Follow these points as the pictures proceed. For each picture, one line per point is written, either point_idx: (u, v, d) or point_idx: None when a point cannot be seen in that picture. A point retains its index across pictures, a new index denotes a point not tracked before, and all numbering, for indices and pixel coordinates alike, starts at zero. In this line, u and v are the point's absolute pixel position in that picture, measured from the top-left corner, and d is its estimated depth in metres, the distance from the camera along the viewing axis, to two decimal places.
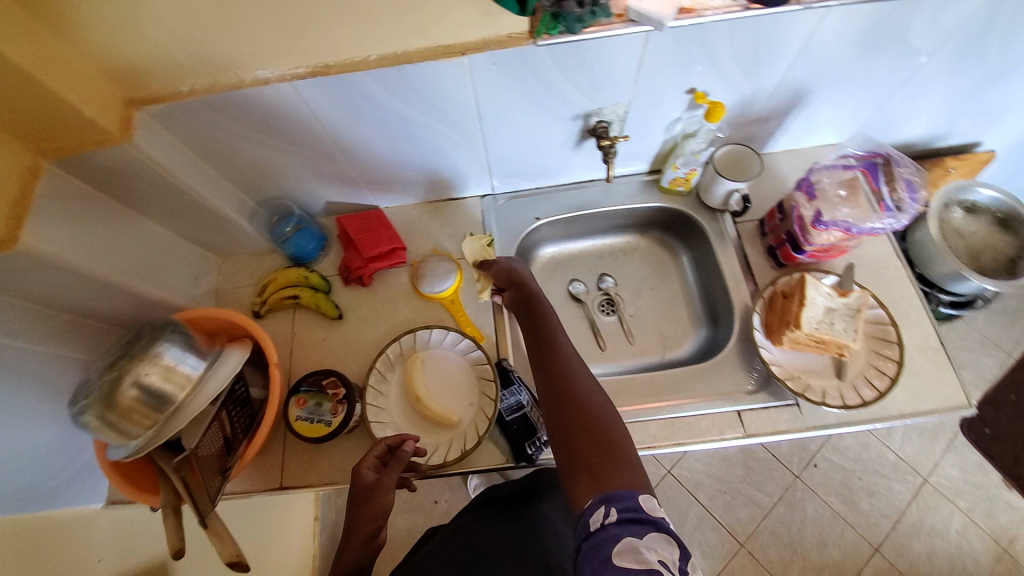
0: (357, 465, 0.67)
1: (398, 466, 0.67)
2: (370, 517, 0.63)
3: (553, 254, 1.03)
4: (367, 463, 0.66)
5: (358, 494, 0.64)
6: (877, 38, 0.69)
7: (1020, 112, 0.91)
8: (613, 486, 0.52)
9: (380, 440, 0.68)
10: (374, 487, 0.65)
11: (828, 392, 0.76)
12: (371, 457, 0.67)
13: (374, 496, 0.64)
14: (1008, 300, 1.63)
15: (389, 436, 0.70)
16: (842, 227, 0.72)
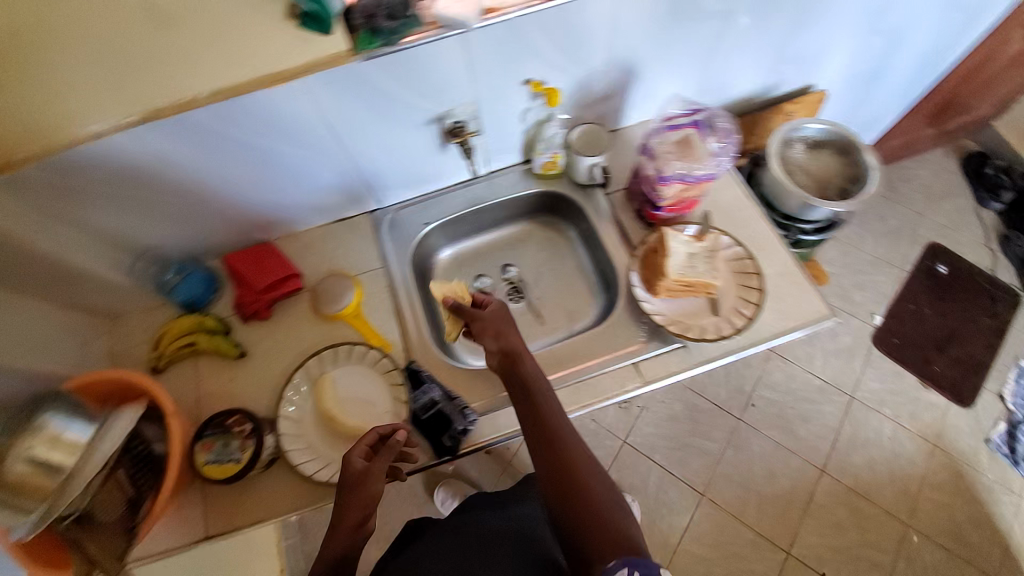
0: (347, 453, 0.69)
1: (389, 455, 0.68)
2: (359, 505, 0.65)
3: (454, 255, 1.06)
4: (357, 453, 0.68)
5: (350, 482, 0.66)
6: (670, 10, 0.79)
7: (829, 53, 1.05)
8: (632, 553, 0.55)
9: (371, 429, 0.70)
10: (363, 475, 0.66)
11: (708, 329, 0.83)
12: (362, 445, 0.69)
13: (363, 484, 0.66)
14: (889, 222, 1.83)
15: (382, 426, 0.71)
16: (679, 179, 0.80)
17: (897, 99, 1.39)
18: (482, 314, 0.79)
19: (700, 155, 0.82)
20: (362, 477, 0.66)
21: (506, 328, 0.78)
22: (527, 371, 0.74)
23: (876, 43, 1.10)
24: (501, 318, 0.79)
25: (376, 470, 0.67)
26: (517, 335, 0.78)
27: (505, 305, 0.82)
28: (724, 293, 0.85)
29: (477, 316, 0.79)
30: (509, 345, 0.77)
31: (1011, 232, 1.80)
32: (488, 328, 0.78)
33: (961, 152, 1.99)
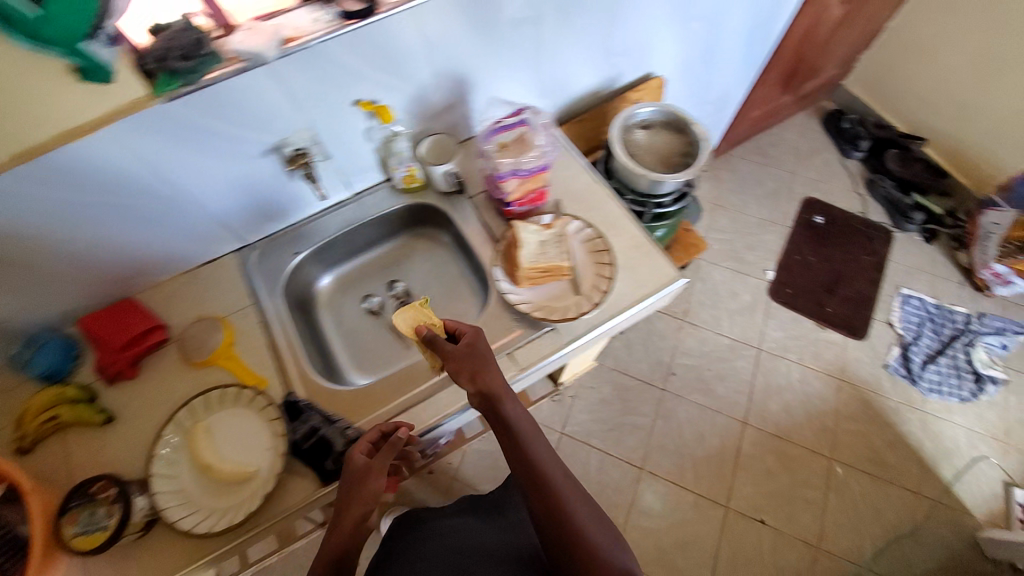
0: (351, 450, 0.72)
1: (389, 452, 0.70)
2: (361, 500, 0.67)
3: (336, 281, 1.06)
4: (359, 449, 0.72)
5: (353, 476, 0.68)
6: (482, 20, 0.85)
7: (653, 47, 1.20)
8: None
9: (375, 427, 0.75)
10: (365, 470, 0.69)
11: (571, 309, 0.87)
12: (365, 442, 0.73)
13: (367, 479, 0.68)
14: (767, 185, 2.09)
15: (385, 423, 0.76)
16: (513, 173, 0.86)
17: (739, 75, 1.57)
18: (456, 350, 0.75)
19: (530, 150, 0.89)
20: (364, 472, 0.68)
21: (478, 368, 0.73)
22: (508, 412, 0.71)
23: (698, 29, 1.25)
24: (473, 353, 0.75)
25: (377, 464, 0.69)
26: (493, 372, 0.74)
27: (480, 332, 0.78)
28: (583, 273, 0.91)
29: (450, 355, 0.75)
30: (486, 384, 0.73)
31: (875, 175, 2.05)
32: (463, 369, 0.74)
33: (821, 115, 2.24)
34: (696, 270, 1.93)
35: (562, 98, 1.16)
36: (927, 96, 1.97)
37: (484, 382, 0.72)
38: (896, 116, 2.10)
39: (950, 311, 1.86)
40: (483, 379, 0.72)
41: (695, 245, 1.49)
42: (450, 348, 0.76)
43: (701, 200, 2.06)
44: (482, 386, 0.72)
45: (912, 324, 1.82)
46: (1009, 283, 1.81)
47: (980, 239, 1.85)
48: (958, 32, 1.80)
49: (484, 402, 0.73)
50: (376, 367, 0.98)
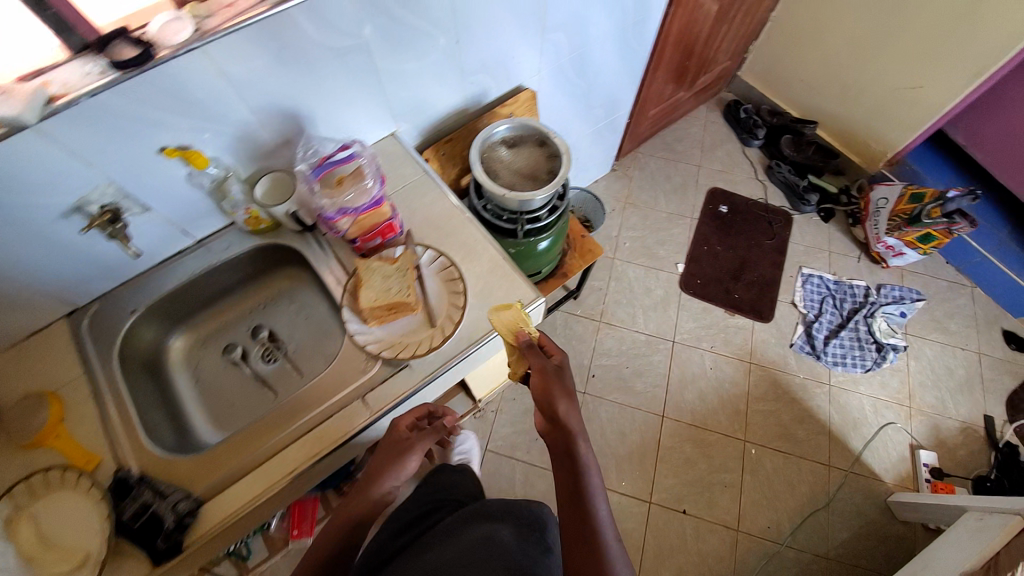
0: (399, 421, 0.85)
1: (430, 433, 0.82)
2: (390, 474, 0.80)
3: (191, 333, 1.01)
4: (405, 423, 0.83)
5: (397, 443, 0.82)
6: (293, 54, 0.81)
7: (512, 61, 1.19)
8: None
9: (424, 406, 0.86)
10: (406, 444, 0.81)
11: (423, 343, 0.85)
12: (411, 418, 0.84)
13: (404, 451, 0.81)
14: (674, 179, 2.13)
15: (433, 405, 0.87)
16: (340, 213, 0.84)
17: (621, 75, 1.58)
18: (539, 366, 0.80)
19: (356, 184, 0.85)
20: (404, 444, 0.81)
21: (557, 398, 0.77)
22: (580, 452, 0.74)
23: (561, 38, 1.24)
24: (558, 378, 0.79)
25: (415, 441, 0.82)
26: (575, 411, 0.78)
27: (569, 361, 0.82)
28: (438, 304, 0.89)
29: (538, 368, 0.81)
30: (562, 413, 0.77)
31: (773, 161, 2.12)
32: (546, 389, 0.78)
33: (722, 106, 2.29)
34: (611, 270, 1.96)
35: (424, 119, 1.14)
36: (815, 79, 2.01)
37: (563, 413, 0.76)
38: (790, 101, 2.16)
39: (849, 285, 1.94)
40: (562, 409, 0.77)
41: (591, 250, 1.48)
42: (542, 362, 0.81)
43: (612, 199, 2.08)
44: (555, 414, 0.77)
45: (814, 301, 1.91)
46: (901, 254, 1.89)
47: (872, 214, 1.92)
48: (831, 17, 1.83)
49: (558, 432, 0.77)
50: (235, 422, 0.95)
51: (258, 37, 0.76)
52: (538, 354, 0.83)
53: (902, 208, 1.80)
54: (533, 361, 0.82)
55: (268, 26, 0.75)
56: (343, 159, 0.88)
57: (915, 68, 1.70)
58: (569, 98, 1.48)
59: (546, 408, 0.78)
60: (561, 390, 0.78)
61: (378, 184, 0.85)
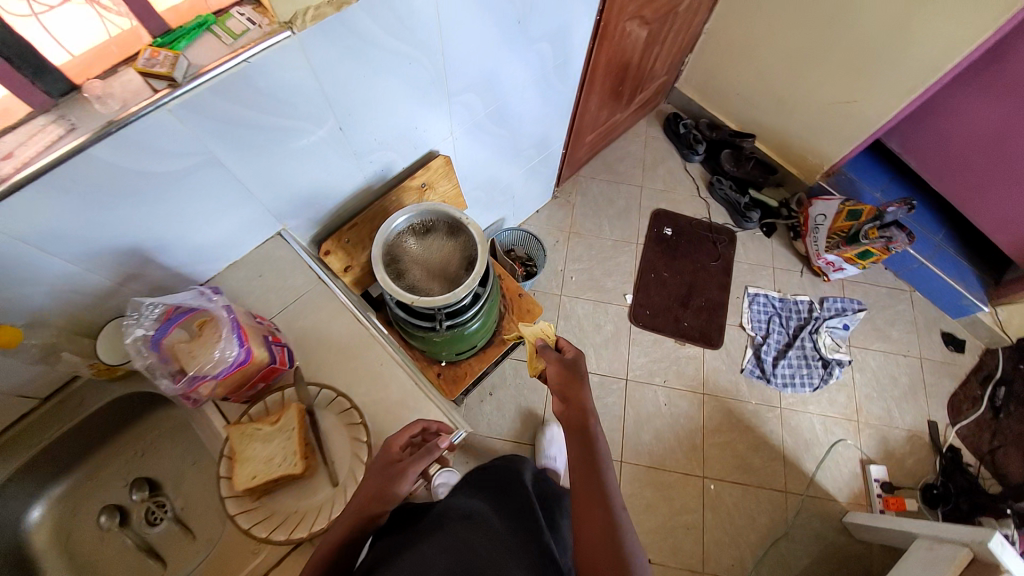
0: (390, 440, 0.74)
1: (423, 453, 0.71)
2: (380, 488, 0.69)
3: (54, 503, 0.85)
4: (397, 443, 0.74)
5: (386, 465, 0.71)
6: (118, 189, 0.66)
7: (415, 133, 1.04)
8: None
9: (416, 422, 0.76)
10: (397, 467, 0.71)
11: (323, 512, 0.73)
12: (404, 436, 0.74)
13: (395, 469, 0.70)
14: (618, 202, 2.04)
15: (427, 422, 0.78)
16: (206, 378, 0.69)
17: (547, 113, 1.45)
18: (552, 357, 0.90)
19: (213, 340, 0.69)
20: (394, 464, 0.71)
21: (569, 383, 0.83)
22: (592, 424, 0.76)
23: (472, 97, 1.11)
24: (573, 367, 0.86)
25: (410, 460, 0.71)
26: (585, 392, 0.82)
27: (582, 356, 0.89)
28: (340, 458, 0.77)
29: (554, 359, 0.89)
30: (576, 396, 0.81)
31: (714, 177, 2.06)
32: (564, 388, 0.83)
33: (661, 119, 2.21)
34: (558, 309, 1.84)
35: (318, 211, 0.99)
36: (751, 92, 1.94)
37: (574, 394, 0.81)
38: (728, 114, 2.09)
39: (794, 301, 1.91)
40: (573, 392, 0.81)
41: (530, 310, 1.36)
42: (554, 355, 0.90)
43: (555, 230, 1.96)
44: (567, 395, 0.82)
45: (761, 322, 1.87)
46: (841, 269, 1.87)
47: (812, 230, 1.88)
48: (764, 31, 1.76)
49: (570, 409, 0.79)
50: None
51: (56, 187, 0.61)
52: (552, 352, 0.93)
53: (842, 225, 1.78)
54: (546, 355, 0.91)
55: (61, 174, 0.60)
56: (191, 310, 0.72)
57: (846, 84, 1.65)
58: (492, 146, 1.35)
59: (561, 395, 0.82)
60: (573, 370, 0.85)
61: (241, 350, 0.69)
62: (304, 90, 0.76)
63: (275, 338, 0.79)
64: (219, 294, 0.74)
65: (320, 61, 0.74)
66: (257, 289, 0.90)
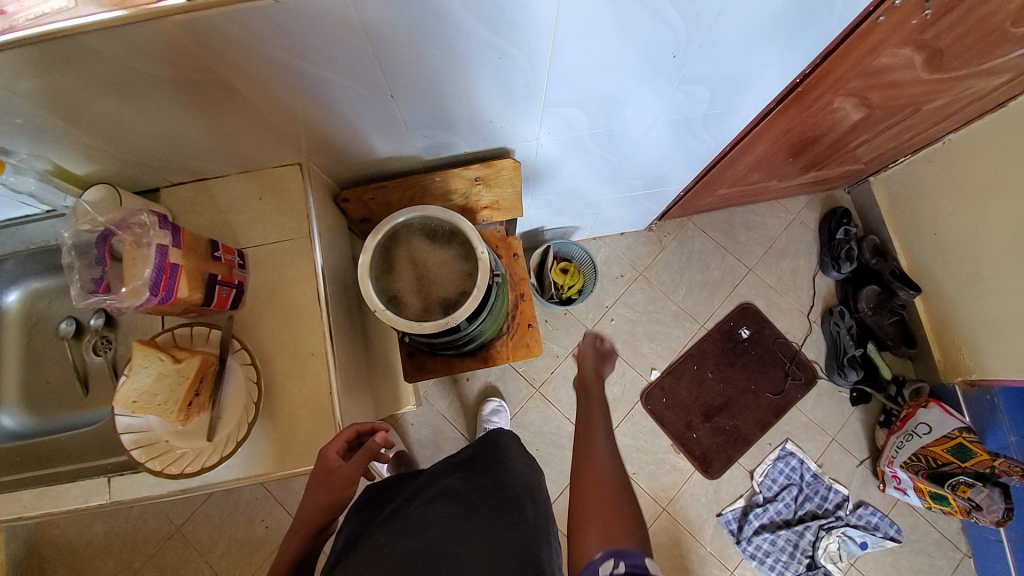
0: (325, 449, 0.75)
1: (366, 454, 0.76)
2: (326, 494, 0.75)
3: (30, 294, 0.94)
4: (333, 452, 0.75)
5: (330, 477, 0.74)
6: (117, 77, 0.63)
7: (487, 125, 0.89)
8: (622, 546, 0.69)
9: (350, 427, 0.77)
10: (340, 475, 0.74)
11: (183, 458, 0.75)
12: (340, 442, 0.75)
13: (341, 478, 0.74)
14: (713, 271, 1.74)
15: (361, 425, 0.79)
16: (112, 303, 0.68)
17: (674, 156, 1.18)
18: (591, 354, 1.12)
19: (134, 273, 0.68)
20: (341, 474, 0.74)
21: (597, 364, 1.11)
22: (596, 395, 1.00)
23: (577, 114, 0.90)
24: (605, 359, 1.13)
25: (353, 467, 0.75)
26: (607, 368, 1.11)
27: (614, 353, 1.14)
28: (228, 416, 0.77)
29: (589, 346, 1.14)
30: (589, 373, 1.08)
31: (837, 307, 1.68)
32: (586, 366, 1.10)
33: (825, 207, 1.78)
34: (578, 342, 1.68)
35: (349, 157, 0.91)
36: (947, 240, 1.46)
37: (587, 376, 1.07)
38: (905, 248, 1.62)
39: (826, 487, 1.60)
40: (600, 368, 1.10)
41: (526, 348, 1.25)
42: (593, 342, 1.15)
43: (626, 264, 1.73)
44: (582, 381, 1.06)
45: (773, 484, 1.60)
46: (904, 490, 1.51)
47: (904, 432, 1.49)
48: (1004, 186, 1.27)
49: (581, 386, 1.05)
50: (45, 409, 0.92)
51: (53, 60, 0.58)
52: (593, 341, 1.15)
53: (939, 455, 1.39)
54: (586, 347, 1.14)
55: (64, 48, 0.57)
56: (141, 231, 0.70)
57: None
58: (589, 164, 1.13)
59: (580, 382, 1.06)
60: (602, 353, 1.13)
61: (155, 296, 0.68)
62: (360, 52, 0.65)
63: (226, 280, 0.77)
64: (168, 226, 0.69)
65: (390, 33, 0.62)
66: (249, 212, 0.86)
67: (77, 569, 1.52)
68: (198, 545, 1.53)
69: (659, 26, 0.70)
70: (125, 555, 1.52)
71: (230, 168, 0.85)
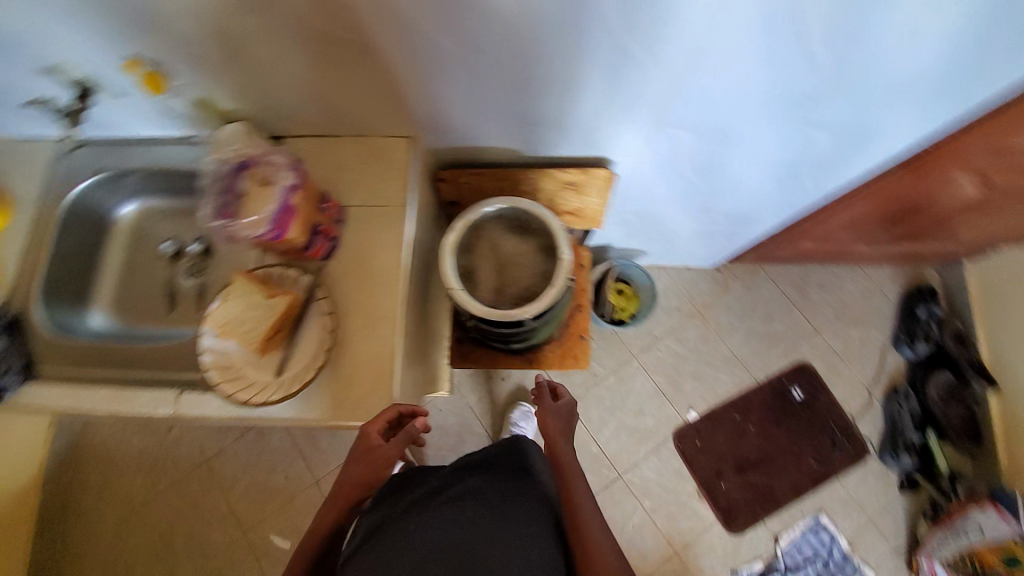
0: (368, 425, 0.77)
1: (404, 437, 0.81)
2: (365, 469, 0.84)
3: (143, 210, 1.03)
4: (375, 431, 0.77)
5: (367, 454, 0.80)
6: (281, 25, 0.68)
7: (595, 132, 0.90)
8: None
9: (394, 408, 0.78)
10: (375, 454, 0.80)
11: (254, 387, 0.79)
12: (382, 421, 0.77)
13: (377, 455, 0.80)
14: (774, 323, 1.67)
15: (403, 406, 0.79)
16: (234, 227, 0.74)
17: (766, 199, 1.15)
18: (553, 413, 0.97)
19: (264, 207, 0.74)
20: (378, 454, 0.80)
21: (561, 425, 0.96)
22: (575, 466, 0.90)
23: (686, 137, 0.90)
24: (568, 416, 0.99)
25: (389, 449, 0.81)
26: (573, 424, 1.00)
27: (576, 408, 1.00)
28: (299, 357, 0.81)
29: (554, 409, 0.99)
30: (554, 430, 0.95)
31: (902, 388, 1.58)
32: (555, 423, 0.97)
33: (908, 283, 1.68)
34: (621, 365, 1.66)
35: (454, 138, 0.94)
36: None
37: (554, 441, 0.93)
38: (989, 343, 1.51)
39: (854, 569, 1.50)
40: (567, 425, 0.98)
41: (574, 359, 1.24)
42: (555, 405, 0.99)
43: (685, 298, 1.69)
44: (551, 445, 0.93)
45: (797, 554, 1.51)
46: None
47: (953, 530, 1.38)
48: None
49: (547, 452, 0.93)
50: (132, 317, 0.99)
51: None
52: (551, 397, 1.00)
53: (984, 558, 1.27)
54: (549, 407, 0.98)
55: None
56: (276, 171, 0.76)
57: None
58: (680, 191, 1.12)
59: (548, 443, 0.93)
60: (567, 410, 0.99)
61: (273, 230, 0.73)
62: (504, 37, 0.68)
63: (327, 231, 0.82)
64: (299, 169, 0.75)
65: (537, 22, 0.65)
66: (354, 172, 0.90)
67: (111, 474, 1.61)
68: (221, 477, 1.60)
69: (799, 59, 0.69)
70: (155, 471, 1.61)
71: (347, 129, 0.90)
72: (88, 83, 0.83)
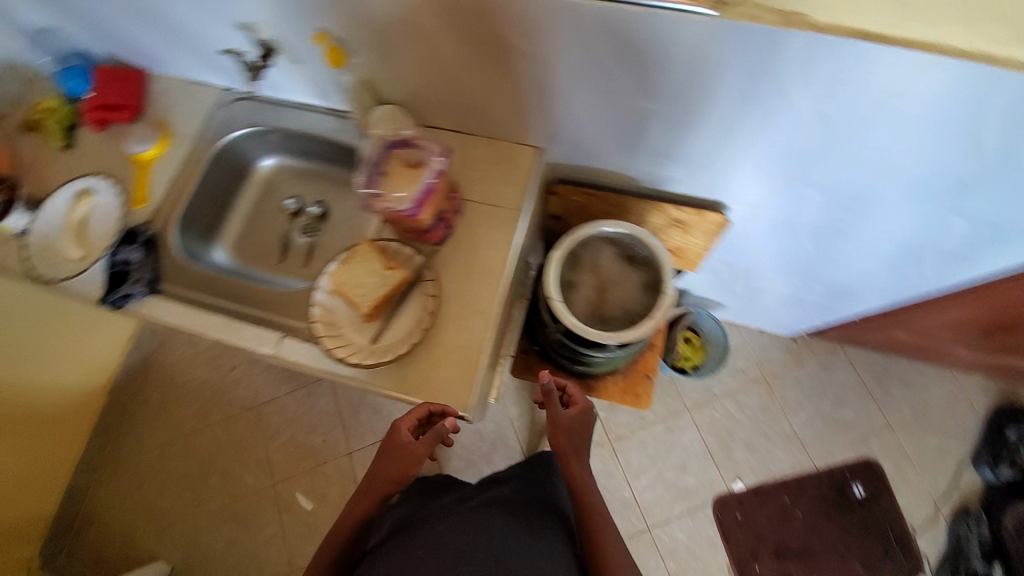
0: (398, 422, 0.82)
1: (433, 437, 0.82)
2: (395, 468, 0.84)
3: (280, 167, 1.13)
4: (404, 425, 0.82)
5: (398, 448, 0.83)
6: (463, 21, 0.74)
7: (721, 177, 0.90)
8: None
9: (424, 404, 0.81)
10: (406, 449, 0.82)
11: (352, 348, 0.84)
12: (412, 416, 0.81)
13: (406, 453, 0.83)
14: (846, 411, 1.57)
15: (432, 405, 0.81)
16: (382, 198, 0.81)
17: (875, 279, 1.10)
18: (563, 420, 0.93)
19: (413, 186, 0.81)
20: (409, 451, 0.82)
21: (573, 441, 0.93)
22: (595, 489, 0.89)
23: (815, 199, 0.88)
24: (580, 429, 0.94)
25: (420, 447, 0.83)
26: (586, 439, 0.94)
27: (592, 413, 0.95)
28: (398, 330, 0.85)
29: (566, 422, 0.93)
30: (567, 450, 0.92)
31: (977, 513, 1.45)
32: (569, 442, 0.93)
33: (1006, 405, 1.54)
34: (672, 415, 1.60)
35: (579, 157, 0.97)
36: None
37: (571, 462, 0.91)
38: None
39: None
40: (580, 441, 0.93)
41: (636, 398, 1.22)
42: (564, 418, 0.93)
43: (753, 363, 1.63)
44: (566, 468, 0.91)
45: None
46: None
47: None
48: None
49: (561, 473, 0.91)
50: (247, 258, 1.08)
51: None
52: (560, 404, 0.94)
53: None
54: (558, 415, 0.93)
55: None
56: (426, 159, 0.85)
57: None
58: (787, 254, 1.09)
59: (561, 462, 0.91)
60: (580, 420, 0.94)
61: (414, 207, 0.80)
62: (668, 67, 0.71)
63: (448, 221, 0.89)
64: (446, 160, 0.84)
65: (706, 57, 0.67)
66: (479, 168, 0.94)
67: (171, 398, 1.72)
68: (266, 427, 1.68)
69: (962, 141, 0.68)
70: (210, 405, 1.71)
71: (483, 128, 0.95)
72: (274, 45, 0.93)
